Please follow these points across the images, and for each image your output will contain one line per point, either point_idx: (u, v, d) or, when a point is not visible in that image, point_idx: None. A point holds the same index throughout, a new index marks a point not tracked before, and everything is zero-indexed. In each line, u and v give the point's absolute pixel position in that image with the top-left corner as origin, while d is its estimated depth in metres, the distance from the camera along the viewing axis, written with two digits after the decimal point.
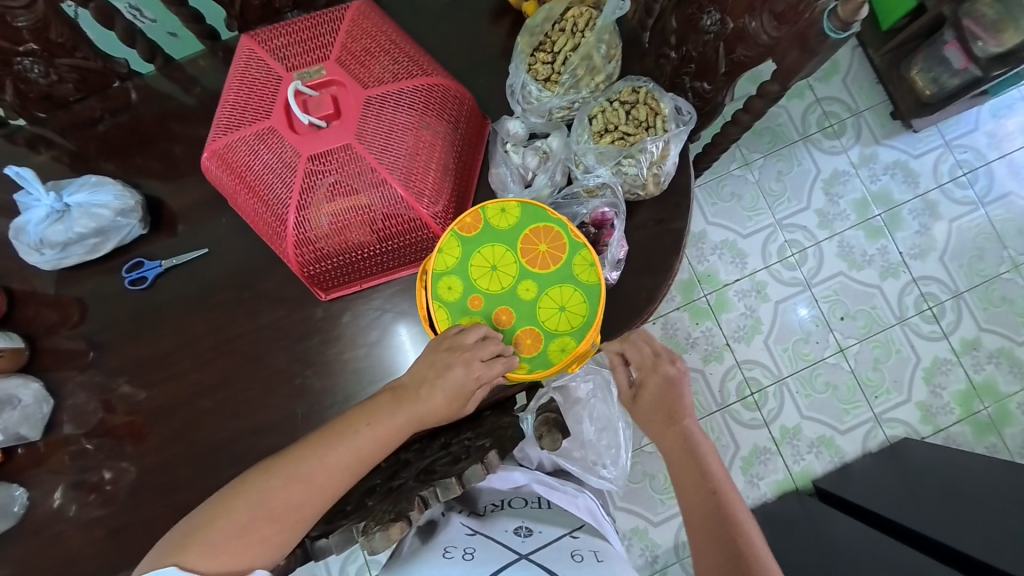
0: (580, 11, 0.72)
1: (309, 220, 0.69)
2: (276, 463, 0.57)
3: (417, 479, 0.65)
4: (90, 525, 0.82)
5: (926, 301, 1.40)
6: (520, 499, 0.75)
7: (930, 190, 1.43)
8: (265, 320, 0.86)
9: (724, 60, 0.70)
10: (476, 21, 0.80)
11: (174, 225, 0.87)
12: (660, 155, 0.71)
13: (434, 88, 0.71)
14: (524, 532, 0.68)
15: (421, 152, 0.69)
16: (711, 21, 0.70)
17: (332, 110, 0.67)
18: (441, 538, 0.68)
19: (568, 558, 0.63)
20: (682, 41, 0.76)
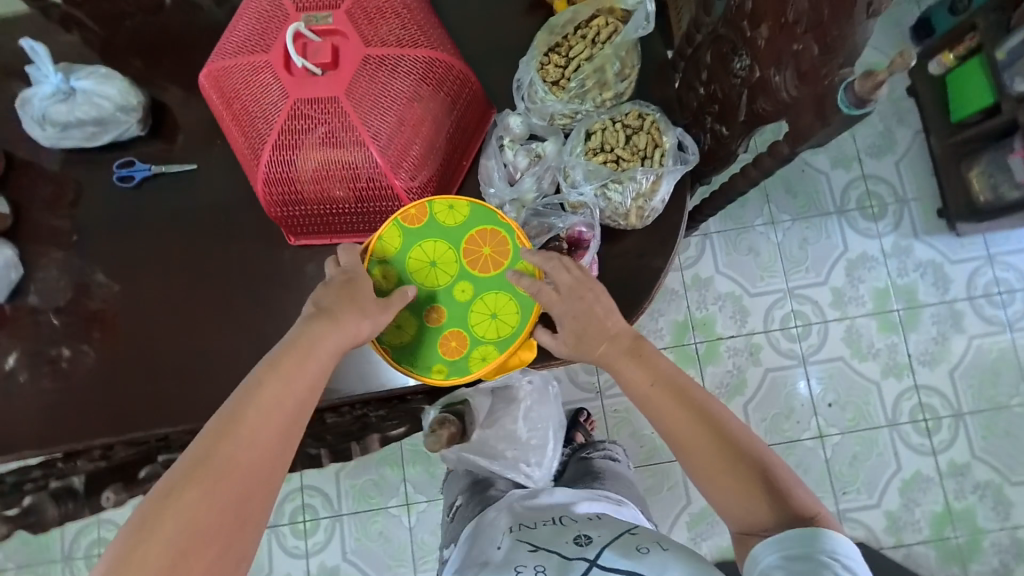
0: (606, 22, 0.69)
1: (287, 161, 0.69)
2: (190, 473, 0.45)
3: None
4: (28, 396, 0.85)
5: (923, 411, 1.32)
6: (568, 519, 0.72)
7: (959, 299, 1.34)
8: (237, 247, 0.87)
9: (745, 108, 0.67)
10: (508, 7, 0.78)
11: (176, 135, 0.89)
12: (649, 188, 0.68)
13: (437, 65, 0.70)
14: (582, 539, 0.63)
15: (407, 124, 0.69)
16: (740, 65, 0.66)
17: (329, 59, 0.66)
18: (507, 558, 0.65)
19: (630, 554, 0.57)
20: (710, 78, 0.72)
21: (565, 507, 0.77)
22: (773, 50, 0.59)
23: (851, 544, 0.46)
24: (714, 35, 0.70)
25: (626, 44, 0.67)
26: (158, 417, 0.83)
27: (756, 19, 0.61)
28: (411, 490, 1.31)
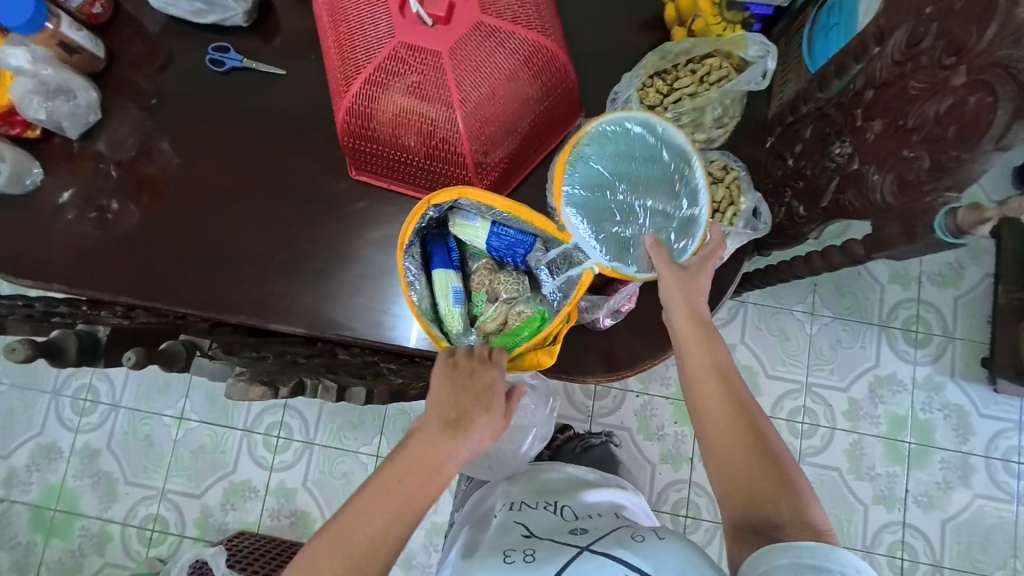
0: (722, 65, 0.67)
1: (373, 99, 0.70)
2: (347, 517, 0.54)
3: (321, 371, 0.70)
4: (69, 233, 0.88)
5: (901, 552, 1.26)
6: (570, 507, 0.77)
7: (975, 453, 1.28)
8: (296, 162, 0.88)
9: (829, 197, 0.65)
10: (629, 17, 0.77)
11: (273, 38, 0.91)
12: None
13: (543, 51, 0.69)
14: (579, 530, 0.68)
15: (498, 98, 0.69)
16: (840, 151, 0.63)
17: (444, 13, 0.66)
18: (498, 544, 0.70)
19: (626, 541, 0.60)
20: (803, 155, 0.70)
21: (568, 492, 0.82)
22: (881, 149, 0.57)
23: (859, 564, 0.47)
24: (821, 113, 0.67)
25: (732, 94, 0.66)
26: (179, 296, 0.86)
27: (872, 112, 0.58)
28: (383, 444, 1.38)
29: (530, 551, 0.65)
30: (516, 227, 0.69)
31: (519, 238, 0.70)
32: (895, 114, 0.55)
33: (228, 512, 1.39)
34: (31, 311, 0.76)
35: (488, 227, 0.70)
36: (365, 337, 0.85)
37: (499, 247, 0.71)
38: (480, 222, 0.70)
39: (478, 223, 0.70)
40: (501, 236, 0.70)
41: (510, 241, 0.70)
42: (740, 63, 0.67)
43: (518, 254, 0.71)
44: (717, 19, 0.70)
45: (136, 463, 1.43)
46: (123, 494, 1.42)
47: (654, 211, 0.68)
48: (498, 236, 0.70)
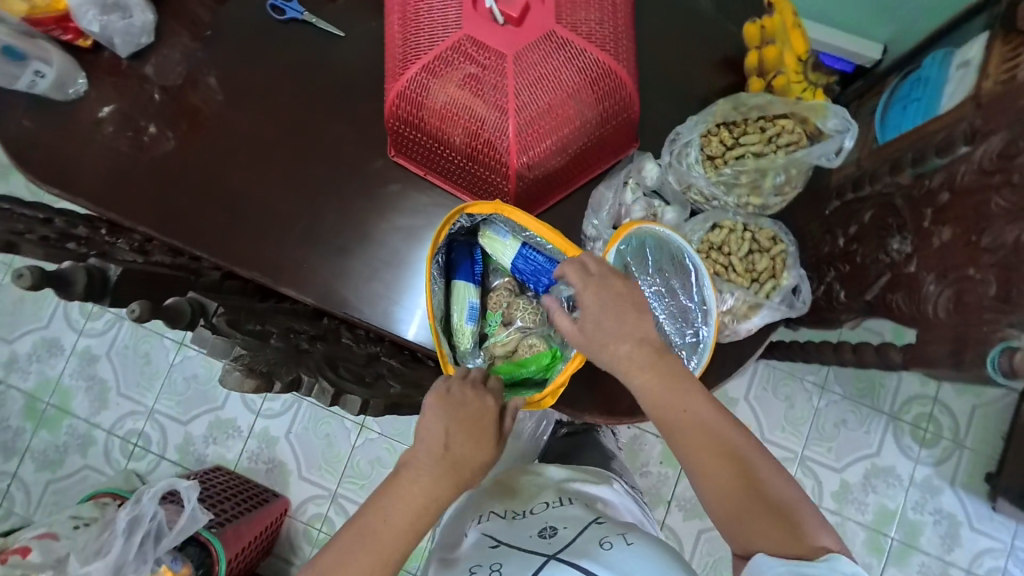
0: (794, 129, 0.67)
1: (426, 88, 0.67)
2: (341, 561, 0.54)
3: (321, 361, 0.70)
4: (101, 151, 0.86)
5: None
6: (540, 506, 0.70)
7: (956, 565, 1.25)
8: (340, 129, 0.86)
9: (873, 292, 0.64)
10: (707, 54, 0.73)
11: None
12: (742, 310, 0.68)
13: (611, 74, 0.66)
14: (548, 533, 0.63)
15: (554, 113, 0.66)
16: (898, 248, 0.61)
17: (517, 14, 0.63)
18: (464, 557, 0.64)
19: (593, 549, 0.57)
20: (859, 240, 0.67)
21: (541, 491, 0.74)
22: (942, 257, 0.55)
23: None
24: (885, 200, 0.64)
25: (801, 164, 0.65)
26: (194, 239, 0.85)
27: (945, 216, 0.56)
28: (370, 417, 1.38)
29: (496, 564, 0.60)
30: (546, 254, 0.68)
31: (546, 265, 0.69)
32: (970, 226, 0.53)
33: (209, 444, 1.41)
34: (48, 233, 0.76)
35: (517, 248, 0.70)
36: (373, 323, 0.84)
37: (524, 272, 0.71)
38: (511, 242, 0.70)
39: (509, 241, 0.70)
40: (527, 261, 0.70)
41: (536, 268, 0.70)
42: (812, 132, 0.67)
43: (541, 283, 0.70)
44: (800, 79, 0.67)
45: (132, 377, 1.45)
46: (113, 403, 1.45)
47: (662, 286, 0.70)
48: (525, 260, 0.70)
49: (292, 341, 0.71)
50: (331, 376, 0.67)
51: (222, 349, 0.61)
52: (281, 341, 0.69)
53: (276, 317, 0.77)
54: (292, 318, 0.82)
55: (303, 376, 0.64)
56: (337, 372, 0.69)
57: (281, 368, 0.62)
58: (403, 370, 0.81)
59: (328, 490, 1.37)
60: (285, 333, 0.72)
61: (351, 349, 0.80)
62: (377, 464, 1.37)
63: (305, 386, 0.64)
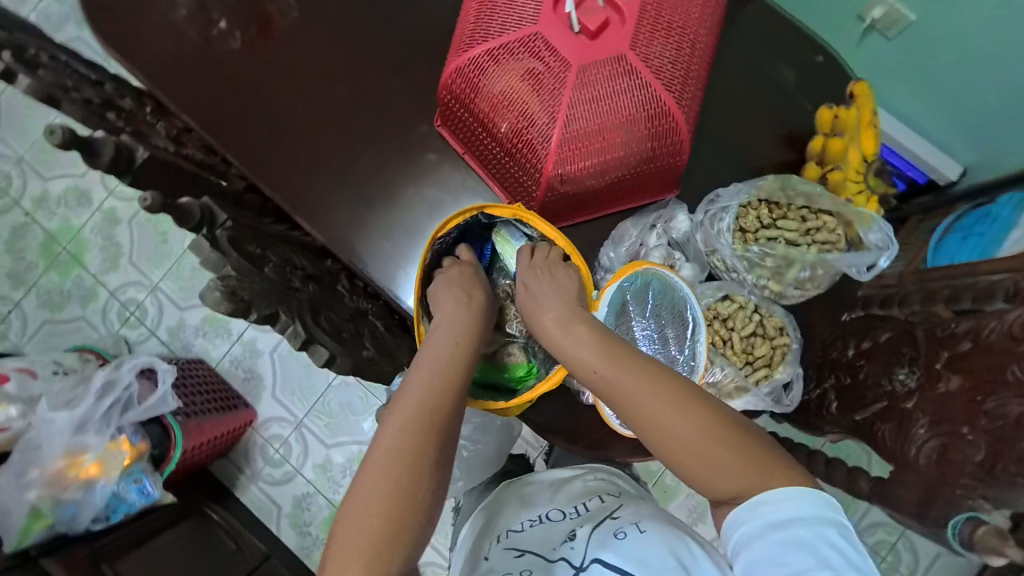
0: (835, 229, 0.70)
1: (484, 72, 0.65)
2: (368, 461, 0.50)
3: (305, 301, 0.70)
4: (163, 28, 0.82)
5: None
6: (556, 509, 0.67)
7: None
8: (402, 82, 0.83)
9: (865, 413, 0.65)
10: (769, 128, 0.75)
11: None
12: (723, 387, 0.67)
13: (668, 113, 0.65)
14: (568, 538, 0.60)
15: (601, 135, 0.64)
16: (902, 379, 0.61)
17: (594, 28, 0.62)
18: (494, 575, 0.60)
19: (609, 542, 0.56)
20: (870, 359, 0.66)
21: (549, 493, 0.72)
22: (952, 409, 0.54)
23: (822, 531, 0.44)
24: (906, 327, 0.63)
25: (829, 266, 0.66)
26: (223, 137, 0.81)
27: (958, 365, 0.55)
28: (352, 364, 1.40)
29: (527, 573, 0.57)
30: None
31: None
32: (979, 382, 0.52)
33: (198, 336, 1.46)
34: (91, 97, 0.74)
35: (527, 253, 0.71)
36: (374, 278, 0.80)
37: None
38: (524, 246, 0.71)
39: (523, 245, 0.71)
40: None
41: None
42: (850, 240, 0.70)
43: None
44: (858, 179, 0.72)
45: (145, 250, 1.50)
46: (123, 268, 1.50)
47: (657, 333, 0.67)
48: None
49: (286, 277, 0.71)
50: (310, 324, 0.67)
51: (216, 262, 0.62)
52: (275, 273, 0.69)
53: (279, 247, 0.78)
54: (296, 256, 0.80)
55: (280, 315, 0.64)
56: (318, 320, 0.68)
57: (260, 300, 0.62)
58: (384, 336, 0.80)
59: (294, 417, 1.41)
60: (282, 266, 0.72)
61: (342, 302, 0.80)
62: (346, 409, 1.40)
63: (277, 324, 0.64)
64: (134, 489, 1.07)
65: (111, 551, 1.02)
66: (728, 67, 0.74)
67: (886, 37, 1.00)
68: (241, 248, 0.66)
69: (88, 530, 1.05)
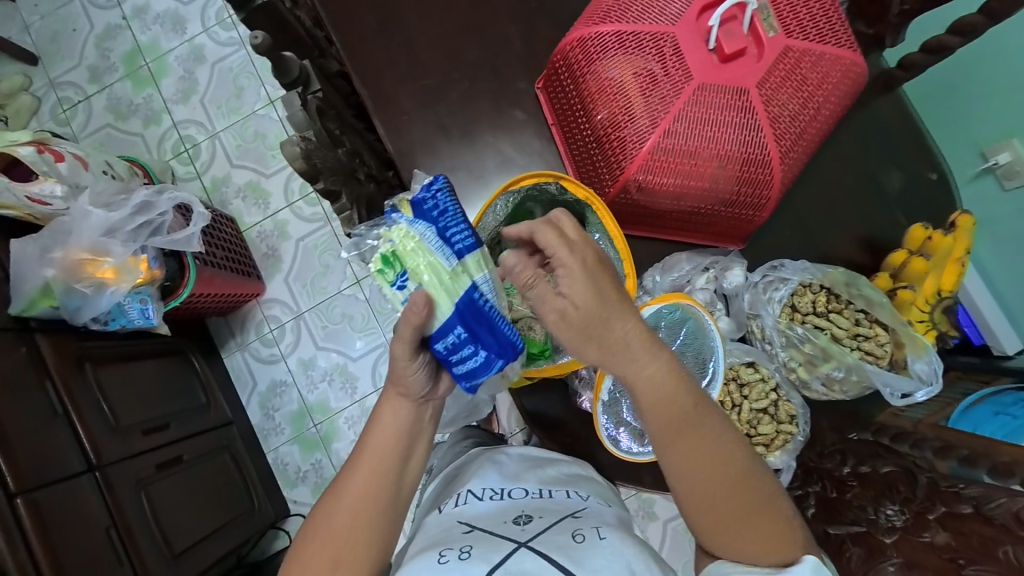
0: (884, 344, 0.67)
1: (605, 52, 0.63)
2: (328, 495, 0.53)
3: (367, 196, 0.58)
4: None
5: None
6: (520, 488, 0.68)
7: None
8: (520, 34, 0.81)
9: (839, 528, 0.62)
10: (853, 221, 0.73)
11: None
12: None
13: (767, 165, 0.63)
14: (522, 520, 0.60)
15: (693, 161, 0.62)
16: (888, 515, 0.59)
17: (729, 52, 0.60)
18: (436, 538, 0.60)
19: (567, 543, 0.55)
20: (864, 482, 0.64)
21: (518, 470, 0.72)
22: (926, 553, 0.53)
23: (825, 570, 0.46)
24: (911, 469, 0.61)
25: (864, 376, 0.65)
26: (337, 19, 0.79)
27: (952, 523, 0.53)
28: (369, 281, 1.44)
29: (466, 549, 0.56)
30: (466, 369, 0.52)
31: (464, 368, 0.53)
32: (969, 550, 0.50)
33: (238, 195, 1.50)
34: None
35: (477, 274, 0.51)
36: None
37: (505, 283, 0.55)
38: (454, 265, 0.50)
39: (448, 269, 0.50)
40: (476, 316, 0.50)
41: (490, 336, 0.51)
42: (893, 360, 0.67)
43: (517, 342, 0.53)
44: (924, 310, 0.72)
45: (218, 96, 1.52)
46: (192, 105, 1.53)
47: None
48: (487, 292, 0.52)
49: (354, 166, 0.59)
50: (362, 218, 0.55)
51: (298, 122, 0.50)
52: (346, 156, 0.57)
53: (355, 138, 0.68)
54: (365, 150, 0.75)
55: (341, 194, 0.51)
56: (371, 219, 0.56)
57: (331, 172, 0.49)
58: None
59: (296, 307, 1.46)
60: (353, 155, 0.61)
61: None
62: (346, 319, 1.44)
63: (333, 202, 0.51)
64: (136, 307, 1.11)
65: (101, 358, 1.08)
66: (837, 148, 0.73)
67: (1002, 187, 0.90)
68: (324, 123, 0.55)
69: (82, 325, 1.07)
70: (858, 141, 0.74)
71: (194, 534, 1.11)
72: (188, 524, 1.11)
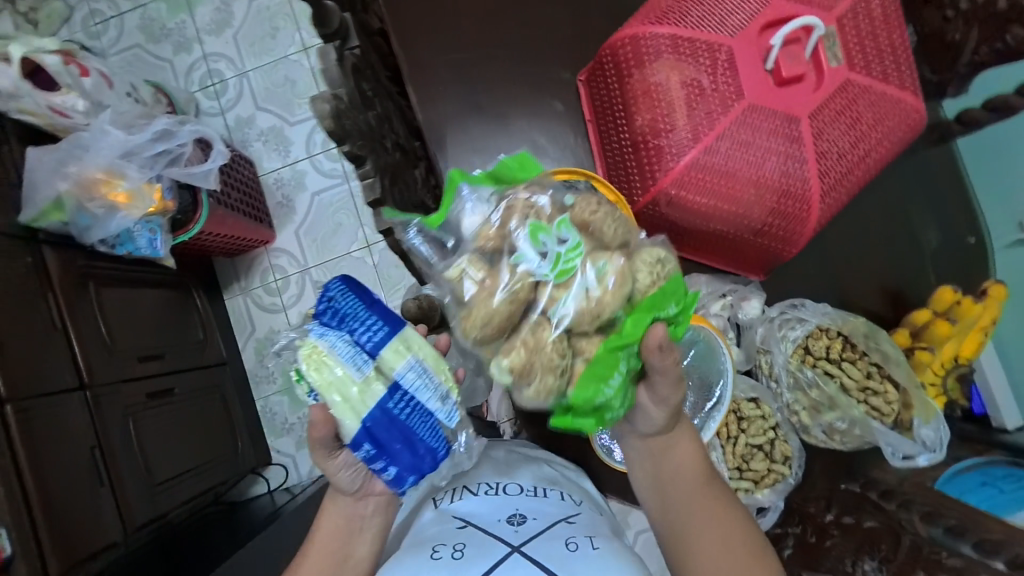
0: (892, 402, 0.66)
1: (657, 54, 0.61)
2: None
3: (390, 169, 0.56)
4: None
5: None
6: (514, 483, 0.65)
7: None
8: (572, 23, 0.78)
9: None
10: (882, 272, 0.72)
11: None
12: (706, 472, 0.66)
13: (804, 199, 0.61)
14: (517, 521, 0.58)
15: (728, 183, 0.60)
16: (865, 570, 0.58)
17: (787, 75, 0.58)
18: (427, 531, 0.59)
19: (561, 556, 0.53)
20: (845, 533, 0.64)
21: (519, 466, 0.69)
22: None
23: None
24: (894, 527, 0.61)
25: (868, 430, 0.64)
26: None
27: None
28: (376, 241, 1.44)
29: (458, 546, 0.56)
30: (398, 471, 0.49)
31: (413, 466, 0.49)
32: None
33: (260, 138, 1.48)
34: None
35: (388, 381, 0.48)
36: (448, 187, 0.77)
37: (423, 372, 0.50)
38: (362, 376, 0.47)
39: (358, 381, 0.47)
40: (384, 426, 0.48)
41: (398, 447, 0.48)
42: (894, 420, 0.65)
43: (429, 445, 0.49)
44: (938, 374, 0.69)
45: (252, 34, 1.49)
46: (224, 39, 1.49)
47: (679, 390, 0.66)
48: (399, 398, 0.48)
49: (381, 134, 0.57)
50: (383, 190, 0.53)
51: (330, 80, 0.48)
52: (376, 124, 0.56)
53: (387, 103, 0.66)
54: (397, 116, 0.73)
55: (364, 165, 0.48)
56: (390, 194, 0.54)
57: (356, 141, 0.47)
58: None
59: (304, 260, 1.46)
60: (382, 123, 0.59)
61: (414, 189, 0.67)
62: None
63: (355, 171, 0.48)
64: (145, 236, 1.09)
65: (104, 279, 1.08)
66: (876, 195, 0.72)
67: None
68: (357, 85, 0.53)
69: (90, 245, 1.06)
70: (898, 190, 0.72)
71: (179, 466, 1.11)
72: (173, 458, 1.11)
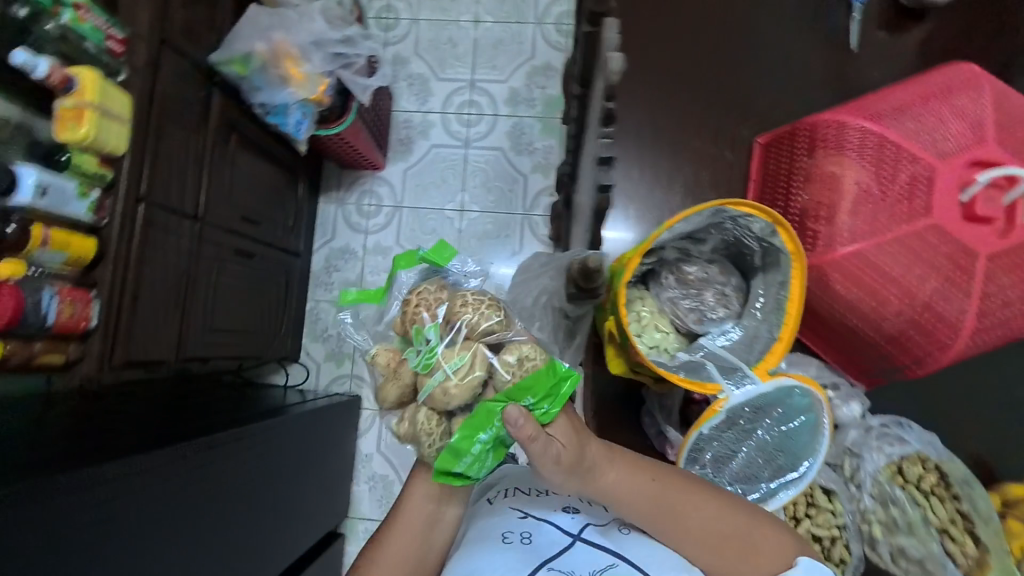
0: (966, 555, 0.66)
1: (860, 145, 0.63)
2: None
3: None
4: None
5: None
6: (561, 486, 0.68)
7: None
8: (762, 94, 0.82)
9: None
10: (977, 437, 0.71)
11: (889, 42, 0.84)
12: None
13: (951, 329, 0.62)
14: (572, 509, 0.62)
15: (883, 285, 0.62)
16: None
17: (981, 212, 0.59)
18: (486, 519, 0.60)
19: (615, 534, 0.58)
20: None
21: None
22: None
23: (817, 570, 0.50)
24: None
25: (939, 568, 0.65)
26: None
27: None
28: (468, 202, 1.53)
29: (526, 532, 0.58)
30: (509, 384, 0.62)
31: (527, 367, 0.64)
32: None
33: (405, 79, 1.57)
34: None
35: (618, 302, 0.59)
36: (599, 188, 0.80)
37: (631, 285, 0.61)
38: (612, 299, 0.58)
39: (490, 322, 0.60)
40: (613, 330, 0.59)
41: None
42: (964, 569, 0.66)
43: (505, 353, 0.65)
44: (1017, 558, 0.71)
45: None
46: None
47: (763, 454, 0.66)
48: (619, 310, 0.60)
49: None
50: None
51: None
52: None
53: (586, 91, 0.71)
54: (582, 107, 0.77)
55: None
56: None
57: None
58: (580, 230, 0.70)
59: (399, 198, 1.53)
60: None
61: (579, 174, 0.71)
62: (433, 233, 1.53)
63: None
64: (297, 117, 1.15)
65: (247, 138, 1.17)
66: None
67: None
68: None
69: (251, 104, 1.13)
70: None
71: (234, 327, 1.17)
72: (235, 312, 1.17)
